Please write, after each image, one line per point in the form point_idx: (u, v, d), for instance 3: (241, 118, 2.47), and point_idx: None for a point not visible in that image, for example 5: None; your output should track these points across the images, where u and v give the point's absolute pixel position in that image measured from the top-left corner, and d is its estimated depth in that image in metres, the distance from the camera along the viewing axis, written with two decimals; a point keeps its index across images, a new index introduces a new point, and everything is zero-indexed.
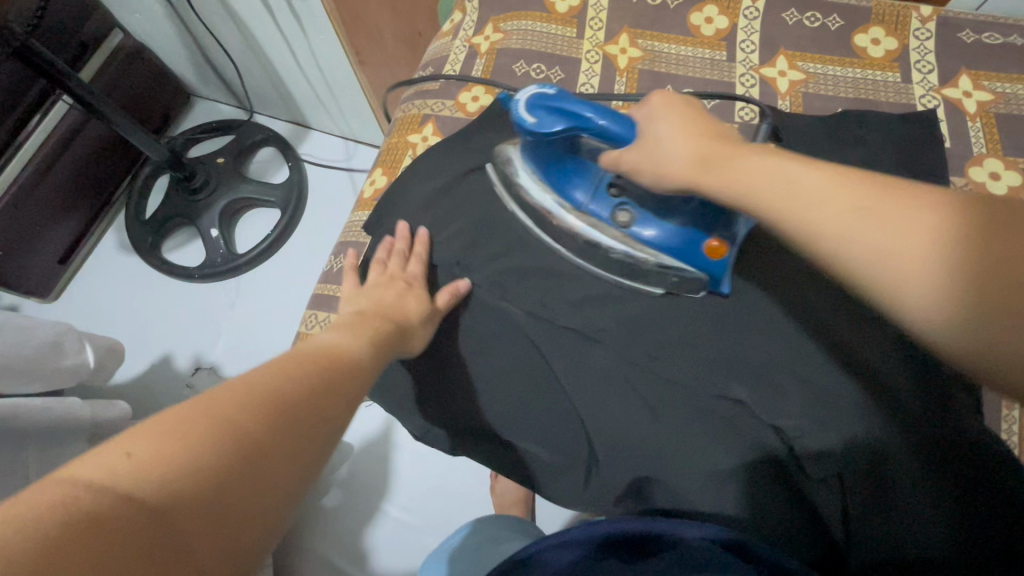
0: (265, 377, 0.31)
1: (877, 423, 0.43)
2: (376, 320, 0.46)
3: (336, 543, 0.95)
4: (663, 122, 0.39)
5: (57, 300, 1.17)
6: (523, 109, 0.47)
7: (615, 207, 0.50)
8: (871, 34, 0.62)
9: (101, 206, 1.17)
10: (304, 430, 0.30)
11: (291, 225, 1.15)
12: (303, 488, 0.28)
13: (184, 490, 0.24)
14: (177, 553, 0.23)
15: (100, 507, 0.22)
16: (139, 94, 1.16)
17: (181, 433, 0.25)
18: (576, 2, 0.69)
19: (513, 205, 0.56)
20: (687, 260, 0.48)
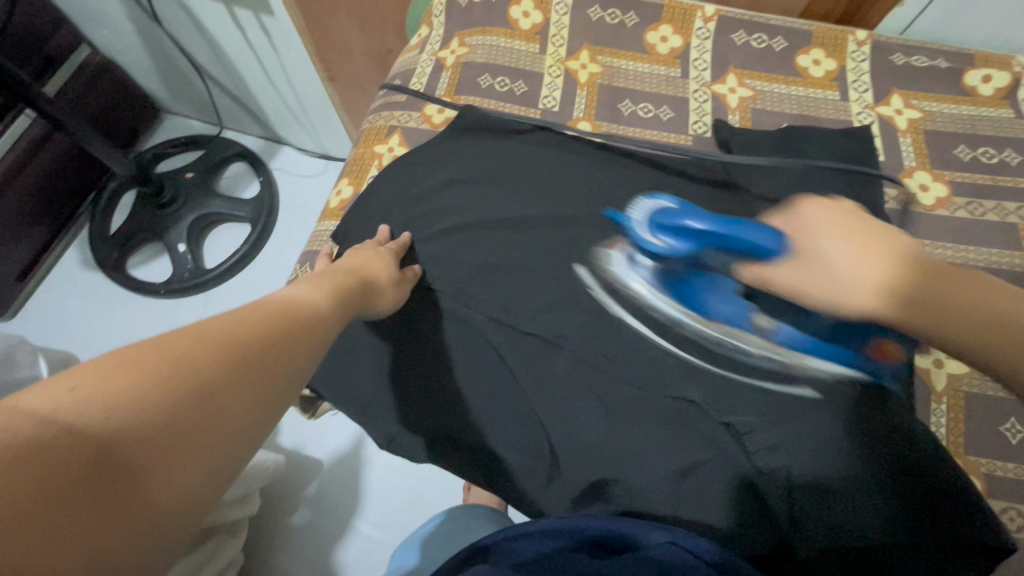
0: (223, 319, 0.29)
1: (825, 418, 0.46)
2: (337, 275, 0.45)
3: (305, 561, 0.93)
4: (831, 241, 0.38)
5: (13, 317, 1.13)
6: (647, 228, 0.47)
7: (753, 313, 0.50)
8: (812, 55, 0.66)
9: (64, 220, 1.15)
10: (269, 370, 0.28)
11: (261, 239, 1.17)
12: (269, 420, 0.28)
13: (131, 424, 0.23)
14: (124, 485, 0.22)
15: (46, 439, 0.21)
16: (107, 109, 1.15)
17: (132, 367, 0.24)
18: (539, 21, 0.71)
19: (609, 305, 0.53)
20: (836, 359, 0.48)
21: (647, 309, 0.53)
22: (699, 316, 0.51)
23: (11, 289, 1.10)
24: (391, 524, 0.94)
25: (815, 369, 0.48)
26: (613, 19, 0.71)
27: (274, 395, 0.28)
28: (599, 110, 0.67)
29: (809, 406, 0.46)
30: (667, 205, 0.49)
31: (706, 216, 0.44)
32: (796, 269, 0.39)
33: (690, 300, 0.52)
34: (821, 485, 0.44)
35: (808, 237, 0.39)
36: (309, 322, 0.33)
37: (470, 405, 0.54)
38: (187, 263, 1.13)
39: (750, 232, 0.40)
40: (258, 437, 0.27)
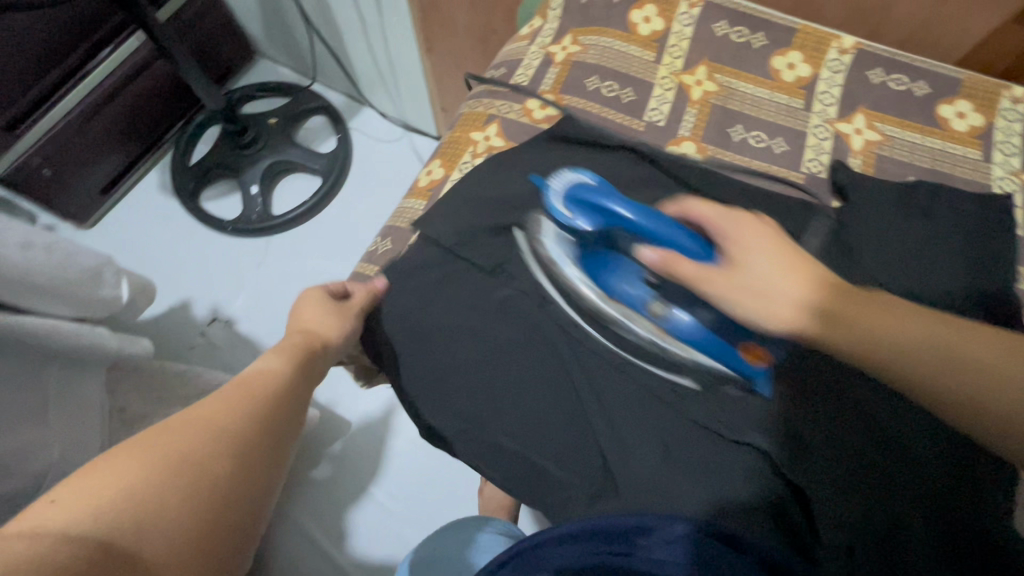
0: (199, 415, 0.41)
1: (896, 500, 0.46)
2: (294, 340, 0.54)
3: (318, 514, 0.95)
4: (732, 238, 0.46)
5: (91, 227, 1.20)
6: (558, 200, 0.52)
7: (651, 299, 0.55)
8: (958, 105, 0.60)
9: (151, 144, 1.19)
10: (237, 443, 0.41)
11: (329, 194, 1.19)
12: (248, 481, 0.40)
13: (128, 511, 0.32)
14: (130, 558, 0.30)
15: (57, 546, 0.28)
16: (206, 43, 1.18)
17: (107, 475, 0.33)
18: (659, 27, 0.68)
19: (539, 275, 0.57)
20: (718, 356, 0.52)
21: (565, 280, 0.57)
22: (604, 293, 0.56)
23: (94, 202, 1.17)
24: (406, 499, 0.95)
25: (696, 362, 0.53)
26: (739, 37, 0.66)
27: (240, 467, 0.40)
28: (706, 131, 0.64)
29: (881, 480, 0.47)
30: (587, 180, 0.51)
31: (622, 200, 0.48)
32: (726, 274, 0.44)
33: (601, 278, 0.57)
34: (884, 534, 0.45)
35: (731, 246, 0.45)
36: (270, 397, 0.46)
37: (524, 407, 0.54)
38: (256, 205, 1.16)
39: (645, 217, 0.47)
40: (241, 497, 0.38)
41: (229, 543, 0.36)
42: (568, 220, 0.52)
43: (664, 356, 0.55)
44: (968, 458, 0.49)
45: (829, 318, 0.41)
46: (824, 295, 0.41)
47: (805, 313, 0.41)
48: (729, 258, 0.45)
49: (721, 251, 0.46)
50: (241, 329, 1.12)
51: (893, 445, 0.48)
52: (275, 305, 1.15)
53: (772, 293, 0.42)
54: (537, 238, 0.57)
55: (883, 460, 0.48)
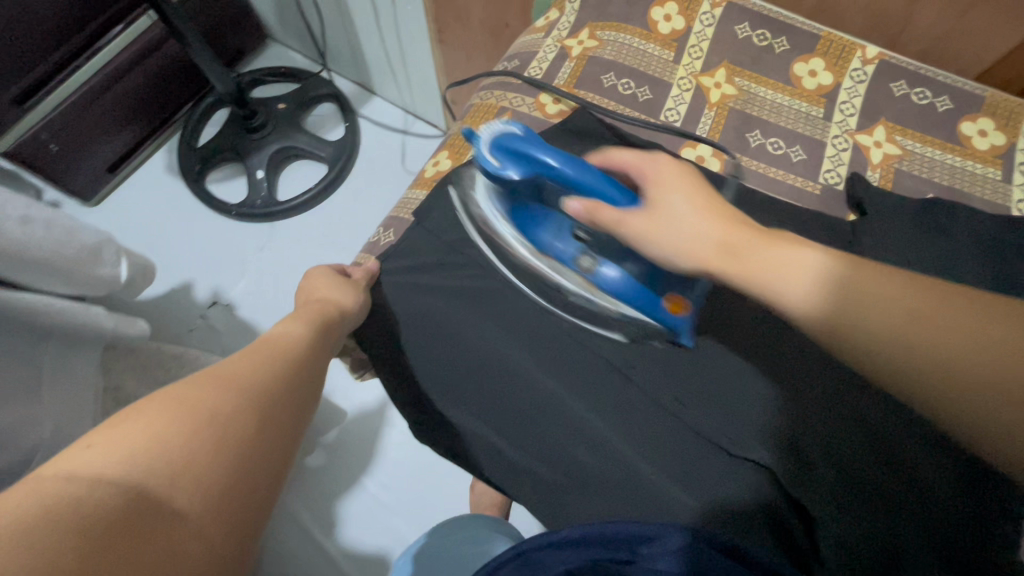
0: (221, 372, 0.39)
1: (898, 518, 0.44)
2: (319, 305, 0.53)
3: (310, 503, 0.94)
4: (671, 192, 0.45)
5: (96, 205, 1.20)
6: (486, 150, 0.50)
7: (579, 252, 0.54)
8: (980, 123, 0.59)
9: (160, 123, 1.19)
10: (258, 400, 0.39)
11: (335, 182, 1.18)
12: (271, 438, 0.38)
13: (155, 461, 0.30)
14: (166, 500, 0.29)
15: (81, 492, 0.27)
16: (219, 24, 1.17)
17: (142, 421, 0.32)
18: (680, 27, 0.66)
19: (473, 236, 0.58)
20: (646, 310, 0.51)
21: (497, 238, 0.57)
22: (534, 248, 0.56)
23: (101, 179, 1.16)
24: (398, 491, 0.95)
25: (624, 315, 0.53)
26: (761, 41, 0.65)
27: (267, 421, 0.38)
28: (724, 135, 0.63)
29: (885, 496, 0.45)
30: (514, 130, 0.50)
31: (548, 148, 0.47)
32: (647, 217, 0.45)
33: (529, 232, 0.56)
34: (886, 552, 0.43)
35: (652, 188, 0.46)
36: (291, 357, 0.45)
37: (523, 407, 0.53)
38: (262, 191, 1.16)
39: (566, 164, 0.46)
40: (266, 453, 0.37)
41: (253, 500, 0.34)
42: (496, 172, 0.50)
43: (594, 311, 0.55)
44: (982, 473, 0.46)
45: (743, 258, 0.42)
46: (730, 233, 0.43)
47: (716, 254, 0.43)
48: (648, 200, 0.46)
49: (640, 192, 0.48)
50: (240, 314, 1.12)
51: (902, 465, 0.46)
52: (277, 292, 1.14)
53: (688, 232, 0.44)
54: (476, 202, 0.57)
55: (889, 480, 0.45)
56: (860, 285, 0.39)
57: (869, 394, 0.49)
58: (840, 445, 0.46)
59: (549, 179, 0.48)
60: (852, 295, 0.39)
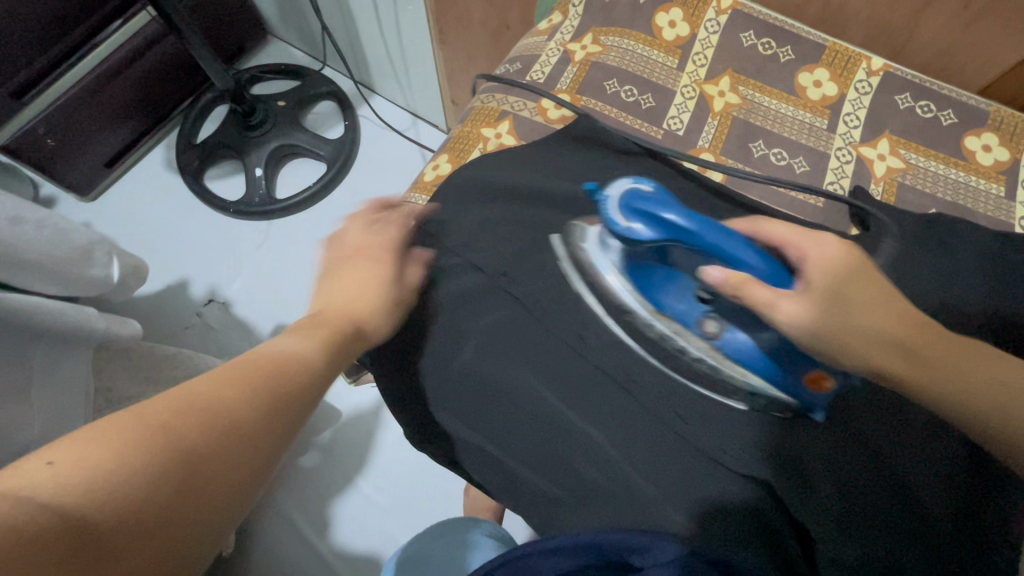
0: (208, 385, 0.34)
1: (900, 541, 0.43)
2: (334, 320, 0.47)
3: (303, 504, 0.94)
4: (850, 285, 0.41)
5: (93, 200, 1.18)
6: (614, 209, 0.44)
7: (704, 315, 0.49)
8: (984, 138, 0.58)
9: (158, 119, 1.17)
10: (239, 434, 0.33)
11: (333, 180, 1.17)
12: (243, 476, 0.33)
13: (102, 503, 0.27)
14: (102, 554, 0.26)
15: (17, 521, 0.24)
16: (219, 19, 1.16)
17: (110, 440, 0.29)
18: (684, 34, 0.66)
19: (575, 281, 0.53)
20: (779, 383, 0.46)
21: (606, 292, 0.52)
22: (652, 309, 0.50)
23: (98, 174, 1.15)
24: (392, 492, 0.94)
25: (753, 389, 0.47)
26: (766, 49, 0.64)
27: (249, 461, 0.33)
28: (726, 145, 0.63)
29: (887, 519, 0.43)
30: (643, 188, 0.44)
31: (687, 212, 0.41)
32: (804, 300, 0.40)
33: (645, 290, 0.50)
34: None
35: (816, 273, 0.42)
36: (294, 377, 0.39)
37: (520, 420, 0.52)
38: (260, 188, 1.15)
39: (713, 234, 0.40)
40: (234, 490, 0.32)
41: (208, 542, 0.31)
42: (627, 234, 0.44)
43: (714, 381, 0.48)
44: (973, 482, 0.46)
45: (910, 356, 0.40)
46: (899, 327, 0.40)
47: (895, 354, 0.40)
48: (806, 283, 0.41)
49: (796, 273, 0.43)
50: (236, 312, 1.11)
51: (907, 486, 0.44)
52: (273, 290, 1.13)
53: (847, 320, 0.40)
54: (580, 246, 0.54)
55: (893, 504, 0.44)
56: (939, 345, 0.41)
57: (878, 411, 0.47)
58: (844, 466, 0.45)
59: (682, 245, 0.43)
60: (939, 355, 0.40)
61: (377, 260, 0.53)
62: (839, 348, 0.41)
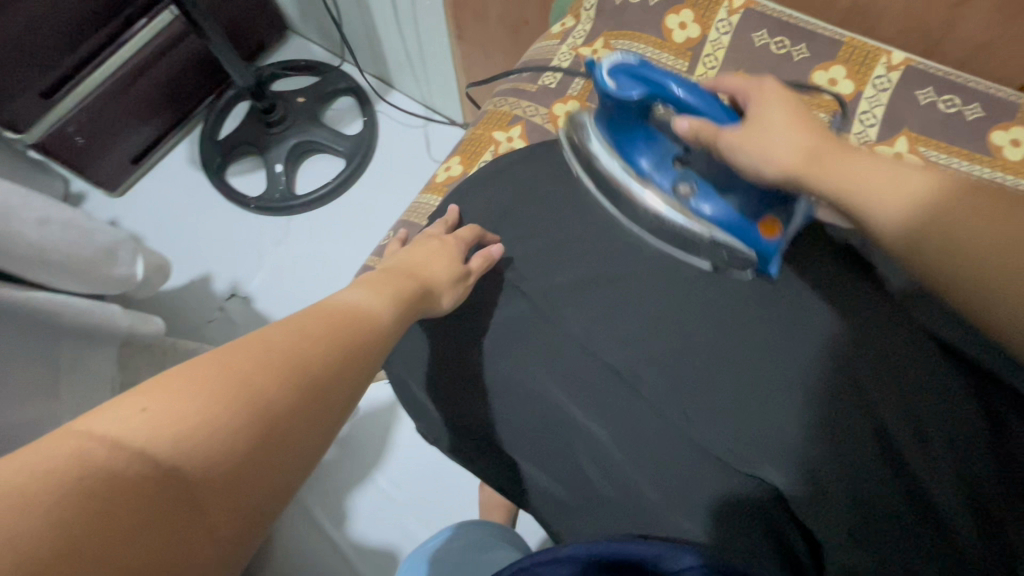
0: (289, 335, 0.33)
1: (916, 540, 0.41)
2: (400, 279, 0.47)
3: (322, 497, 0.97)
4: (772, 109, 0.44)
5: (122, 195, 1.23)
6: (605, 73, 0.50)
7: (677, 180, 0.56)
8: (1013, 133, 0.56)
9: (182, 116, 1.20)
10: (318, 393, 0.32)
11: (355, 173, 1.18)
12: (322, 435, 0.32)
13: (190, 451, 0.27)
14: (191, 500, 0.27)
15: (114, 465, 0.25)
16: (239, 19, 1.18)
17: (194, 387, 0.29)
18: (695, 35, 0.66)
19: (574, 167, 0.60)
20: (741, 238, 0.53)
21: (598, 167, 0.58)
22: (634, 172, 0.57)
23: (125, 170, 1.18)
24: (408, 487, 0.96)
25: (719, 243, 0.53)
26: (779, 49, 0.63)
27: (328, 421, 0.32)
28: None
29: (903, 518, 0.42)
30: (632, 58, 0.51)
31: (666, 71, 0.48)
32: (741, 130, 0.45)
33: (628, 152, 0.57)
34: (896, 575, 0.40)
35: (754, 104, 0.46)
36: (365, 336, 0.37)
37: (528, 423, 0.52)
38: (280, 184, 1.17)
39: (681, 87, 0.47)
40: (315, 450, 0.32)
41: (282, 503, 0.30)
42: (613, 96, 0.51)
43: (686, 237, 0.55)
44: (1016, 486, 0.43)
45: (814, 155, 0.42)
46: (817, 139, 0.42)
47: (798, 158, 0.42)
48: (749, 116, 0.46)
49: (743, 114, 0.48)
50: (258, 307, 1.14)
51: (919, 484, 0.42)
52: (293, 285, 1.16)
53: (771, 142, 0.43)
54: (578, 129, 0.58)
55: (907, 499, 0.42)
56: (956, 200, 0.37)
57: (899, 405, 0.44)
58: (853, 463, 0.43)
59: (660, 102, 0.50)
60: (950, 209, 0.37)
61: (443, 244, 0.55)
62: (834, 190, 0.41)
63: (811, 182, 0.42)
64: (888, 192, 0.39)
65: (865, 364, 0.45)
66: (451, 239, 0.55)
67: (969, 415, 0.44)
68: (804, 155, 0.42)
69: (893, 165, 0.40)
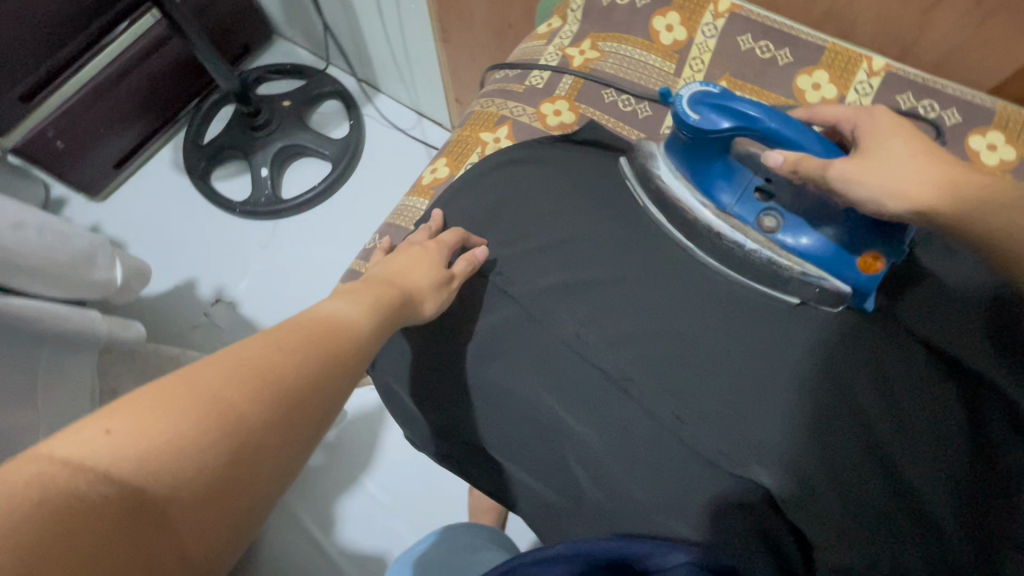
0: (263, 346, 0.32)
1: (900, 539, 0.42)
2: (380, 288, 0.47)
3: (309, 504, 0.95)
4: (898, 143, 0.44)
5: (104, 201, 1.21)
6: (687, 105, 0.49)
7: (762, 212, 0.52)
8: (989, 137, 0.57)
9: (165, 120, 1.19)
10: (295, 404, 0.31)
11: (342, 177, 1.18)
12: (300, 446, 0.32)
13: (158, 471, 0.26)
14: (160, 521, 0.26)
15: (79, 489, 0.25)
16: (224, 22, 1.17)
17: (161, 406, 0.28)
18: (681, 38, 0.67)
19: (643, 200, 0.57)
20: (835, 271, 0.49)
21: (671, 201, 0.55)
22: (713, 206, 0.53)
23: (107, 175, 1.17)
24: (397, 492, 0.95)
25: (809, 277, 0.49)
26: (764, 52, 0.64)
27: (306, 431, 0.32)
28: None
29: (886, 517, 0.42)
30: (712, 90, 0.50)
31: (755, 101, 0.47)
32: (861, 164, 0.44)
33: (704, 185, 0.54)
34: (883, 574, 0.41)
35: (870, 138, 0.46)
36: (344, 344, 0.37)
37: (517, 426, 0.52)
38: (266, 188, 1.16)
39: (772, 119, 0.46)
40: (293, 461, 0.31)
41: (259, 516, 0.30)
42: (698, 128, 0.49)
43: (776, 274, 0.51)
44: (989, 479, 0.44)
45: (943, 186, 0.43)
46: (945, 170, 0.43)
47: (935, 192, 0.43)
48: (864, 149, 0.46)
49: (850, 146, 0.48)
50: (244, 312, 1.12)
51: (901, 482, 0.43)
52: (279, 289, 1.15)
53: (903, 177, 0.43)
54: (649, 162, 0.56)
55: (891, 499, 0.43)
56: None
57: (884, 407, 0.45)
58: (848, 473, 0.43)
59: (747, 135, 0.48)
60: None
61: (424, 250, 0.55)
62: (951, 214, 0.43)
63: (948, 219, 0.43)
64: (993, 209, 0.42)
65: (847, 368, 0.46)
66: (435, 244, 0.55)
67: (945, 414, 0.45)
68: (940, 190, 0.43)
69: (983, 179, 0.43)
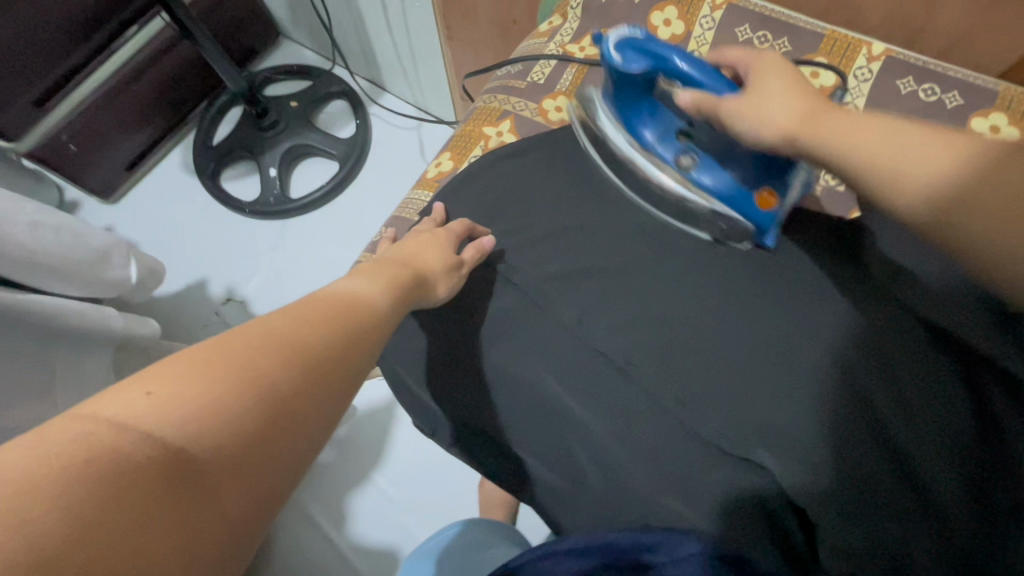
0: (291, 321, 0.34)
1: (902, 511, 0.41)
2: (394, 267, 0.48)
3: (322, 500, 0.96)
4: (773, 79, 0.44)
5: (116, 202, 1.23)
6: (610, 45, 0.52)
7: (680, 152, 0.57)
8: (992, 119, 0.56)
9: (176, 122, 1.20)
10: (323, 376, 0.33)
11: (353, 172, 1.19)
12: (328, 420, 0.33)
13: (200, 432, 0.27)
14: (200, 483, 0.27)
15: (125, 446, 0.26)
16: (231, 24, 1.19)
17: (200, 369, 0.29)
18: (680, 31, 0.67)
19: (582, 139, 0.62)
20: (739, 208, 0.54)
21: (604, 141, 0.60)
22: (637, 144, 0.58)
23: (119, 176, 1.18)
24: (408, 488, 0.96)
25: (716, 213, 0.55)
26: (761, 43, 0.64)
27: (332, 405, 0.33)
28: None
29: (897, 493, 0.42)
30: (637, 32, 0.52)
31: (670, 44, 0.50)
32: (742, 98, 0.45)
33: (632, 124, 0.58)
34: (886, 546, 0.40)
35: (754, 75, 0.46)
36: (365, 321, 0.38)
37: (524, 417, 0.53)
38: (274, 188, 1.17)
39: (680, 60, 0.49)
40: (322, 434, 0.32)
41: (290, 488, 0.31)
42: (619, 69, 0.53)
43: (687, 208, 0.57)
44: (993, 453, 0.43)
45: (807, 117, 0.41)
46: (813, 104, 0.42)
47: (798, 122, 0.41)
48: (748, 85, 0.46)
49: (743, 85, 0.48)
50: (254, 310, 1.14)
51: (902, 455, 0.43)
52: (290, 287, 1.16)
53: (766, 109, 0.43)
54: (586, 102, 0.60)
55: (892, 472, 0.42)
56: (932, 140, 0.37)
57: (885, 381, 0.44)
58: (855, 454, 0.42)
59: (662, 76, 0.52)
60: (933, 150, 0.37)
61: (435, 236, 0.55)
62: (825, 148, 0.40)
63: (807, 143, 0.41)
64: (875, 144, 0.38)
65: (860, 346, 0.46)
66: (442, 231, 0.55)
67: (950, 390, 0.44)
68: (801, 116, 0.41)
69: (873, 117, 0.40)
